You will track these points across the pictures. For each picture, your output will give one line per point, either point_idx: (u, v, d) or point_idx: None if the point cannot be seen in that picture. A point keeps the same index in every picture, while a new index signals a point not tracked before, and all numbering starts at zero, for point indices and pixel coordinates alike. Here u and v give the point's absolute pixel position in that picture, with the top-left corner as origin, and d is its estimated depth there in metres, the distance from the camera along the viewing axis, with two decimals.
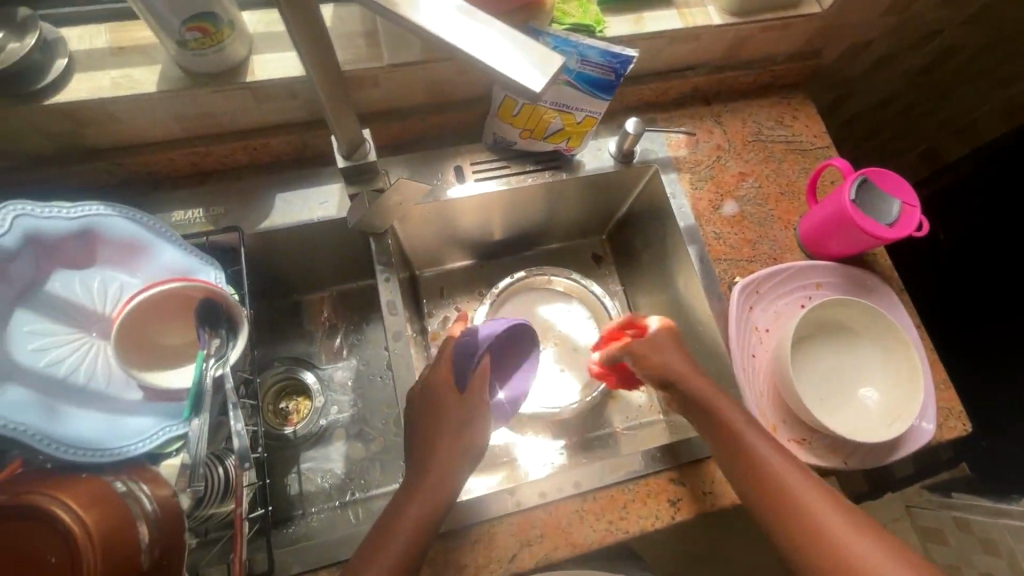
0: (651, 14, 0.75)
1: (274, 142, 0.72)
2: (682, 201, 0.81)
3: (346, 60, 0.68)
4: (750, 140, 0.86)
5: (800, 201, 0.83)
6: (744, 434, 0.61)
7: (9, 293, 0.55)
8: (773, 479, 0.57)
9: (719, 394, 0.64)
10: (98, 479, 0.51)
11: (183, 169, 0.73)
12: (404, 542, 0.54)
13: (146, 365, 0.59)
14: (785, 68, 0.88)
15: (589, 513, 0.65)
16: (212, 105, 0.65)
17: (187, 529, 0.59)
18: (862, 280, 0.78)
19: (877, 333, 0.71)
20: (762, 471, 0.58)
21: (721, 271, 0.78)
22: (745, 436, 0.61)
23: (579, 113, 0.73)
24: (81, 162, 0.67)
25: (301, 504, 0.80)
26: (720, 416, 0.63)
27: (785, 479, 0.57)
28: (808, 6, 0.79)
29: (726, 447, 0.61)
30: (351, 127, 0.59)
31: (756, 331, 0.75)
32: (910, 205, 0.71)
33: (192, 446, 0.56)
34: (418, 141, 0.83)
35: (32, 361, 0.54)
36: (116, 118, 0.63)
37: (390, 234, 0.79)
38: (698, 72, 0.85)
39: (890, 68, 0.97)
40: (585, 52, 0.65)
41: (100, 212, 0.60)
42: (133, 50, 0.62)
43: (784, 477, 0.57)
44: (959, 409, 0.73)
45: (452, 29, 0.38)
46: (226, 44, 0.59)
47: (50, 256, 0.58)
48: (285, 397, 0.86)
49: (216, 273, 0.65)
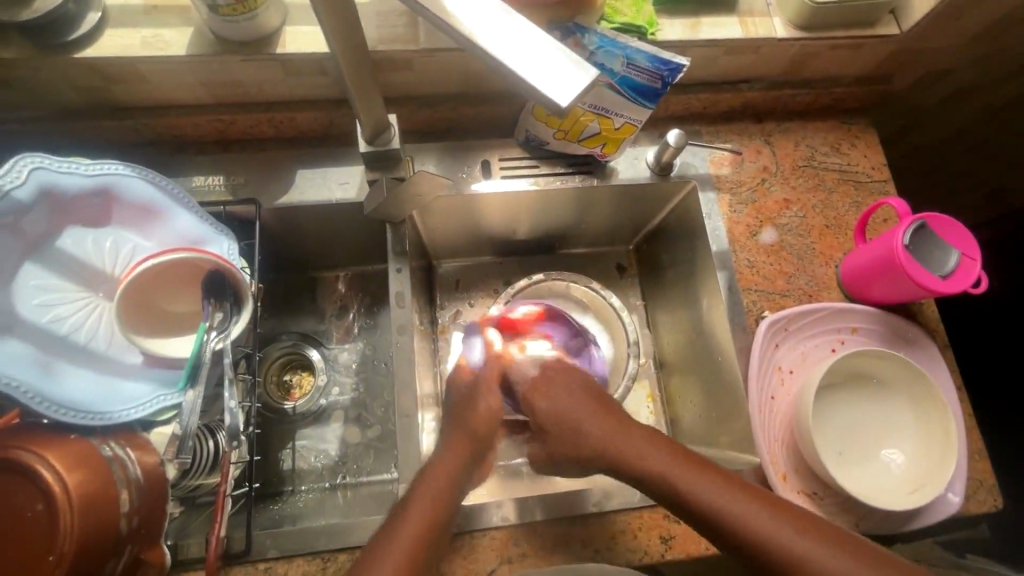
0: (709, 20, 0.70)
1: (300, 118, 0.72)
2: (716, 222, 0.77)
3: (381, 39, 0.65)
4: (800, 165, 0.81)
5: (846, 237, 0.77)
6: (714, 494, 0.52)
7: (20, 246, 0.56)
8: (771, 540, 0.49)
9: (660, 448, 0.56)
10: (85, 442, 0.51)
11: (209, 136, 0.73)
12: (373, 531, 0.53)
13: (149, 333, 0.59)
14: (849, 91, 0.81)
15: (575, 538, 0.63)
16: (240, 72, 0.65)
17: (173, 497, 0.59)
18: (901, 330, 0.73)
19: (912, 389, 0.66)
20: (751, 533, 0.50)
21: (749, 302, 0.74)
22: (718, 493, 0.52)
23: (618, 118, 0.69)
24: (112, 117, 0.68)
25: (292, 481, 0.77)
26: (683, 487, 0.53)
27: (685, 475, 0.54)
28: (886, 26, 0.72)
29: (703, 517, 0.52)
30: (377, 111, 0.57)
31: (778, 372, 0.71)
32: (970, 258, 0.65)
33: (185, 417, 0.56)
34: (449, 130, 0.80)
35: (35, 317, 0.55)
36: (146, 77, 0.64)
37: (409, 223, 0.77)
38: (753, 87, 0.79)
39: (965, 102, 0.89)
40: (632, 55, 0.61)
41: (121, 171, 0.60)
42: (168, 10, 0.62)
43: (780, 534, 0.49)
44: (992, 483, 0.67)
45: (480, 26, 0.34)
46: (259, 12, 0.58)
47: (65, 212, 0.58)
48: (289, 370, 0.84)
49: (228, 244, 0.64)
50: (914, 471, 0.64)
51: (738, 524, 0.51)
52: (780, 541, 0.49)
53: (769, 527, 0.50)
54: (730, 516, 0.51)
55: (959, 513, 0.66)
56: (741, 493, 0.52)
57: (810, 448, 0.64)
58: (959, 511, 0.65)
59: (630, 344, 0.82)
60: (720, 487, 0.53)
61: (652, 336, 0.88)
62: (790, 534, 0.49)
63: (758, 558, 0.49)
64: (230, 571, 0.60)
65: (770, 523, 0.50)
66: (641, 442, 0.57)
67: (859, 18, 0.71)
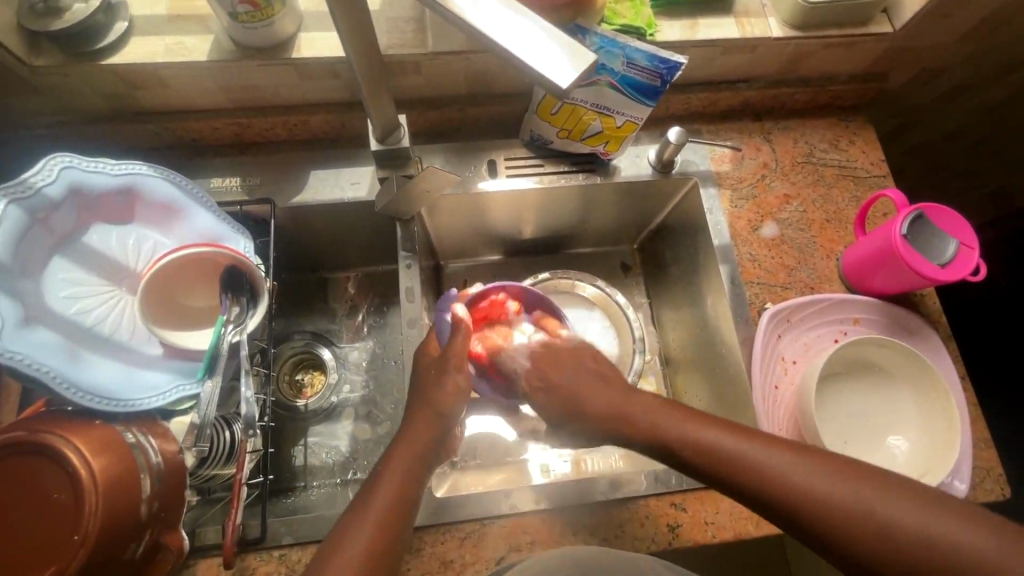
0: (706, 21, 0.72)
1: (312, 120, 0.75)
2: (718, 217, 0.79)
3: (390, 44, 0.68)
4: (800, 161, 0.82)
5: (846, 231, 0.78)
6: (739, 448, 0.52)
7: (49, 240, 0.59)
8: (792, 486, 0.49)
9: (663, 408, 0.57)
10: (110, 427, 0.52)
11: (227, 139, 0.77)
12: (390, 497, 0.53)
13: (172, 326, 0.61)
14: (845, 88, 0.83)
15: (584, 527, 0.64)
16: (256, 77, 0.68)
17: (190, 486, 0.61)
18: (905, 321, 0.74)
19: (918, 379, 0.67)
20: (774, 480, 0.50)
21: (752, 295, 0.75)
22: (747, 449, 0.52)
23: (619, 116, 0.71)
24: (134, 121, 0.72)
25: (304, 476, 0.78)
26: (705, 444, 0.53)
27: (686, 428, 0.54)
28: (879, 24, 0.74)
29: (726, 474, 0.52)
30: (387, 111, 0.59)
31: (782, 362, 0.72)
32: (968, 246, 0.66)
33: (203, 406, 0.57)
34: (455, 131, 0.83)
35: (63, 308, 0.57)
36: (169, 83, 0.67)
37: (417, 221, 0.79)
38: (750, 86, 0.81)
39: (963, 100, 0.91)
40: (631, 55, 0.63)
41: (144, 171, 0.63)
42: (189, 19, 0.66)
43: (804, 478, 0.49)
44: (998, 472, 0.67)
45: (485, 21, 0.36)
46: (276, 19, 0.62)
47: (91, 209, 0.61)
48: (301, 369, 0.86)
49: (244, 242, 0.67)
50: (920, 460, 0.65)
51: (763, 474, 0.50)
52: (805, 490, 0.49)
53: (789, 473, 0.50)
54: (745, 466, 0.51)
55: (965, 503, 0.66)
56: (750, 439, 0.52)
57: (813, 437, 0.64)
58: (965, 499, 0.66)
59: (636, 340, 0.83)
60: (725, 434, 0.53)
61: (657, 333, 0.89)
62: (797, 471, 0.49)
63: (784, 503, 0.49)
64: (246, 557, 0.62)
65: (783, 463, 0.50)
66: (668, 412, 0.56)
67: (852, 17, 0.72)
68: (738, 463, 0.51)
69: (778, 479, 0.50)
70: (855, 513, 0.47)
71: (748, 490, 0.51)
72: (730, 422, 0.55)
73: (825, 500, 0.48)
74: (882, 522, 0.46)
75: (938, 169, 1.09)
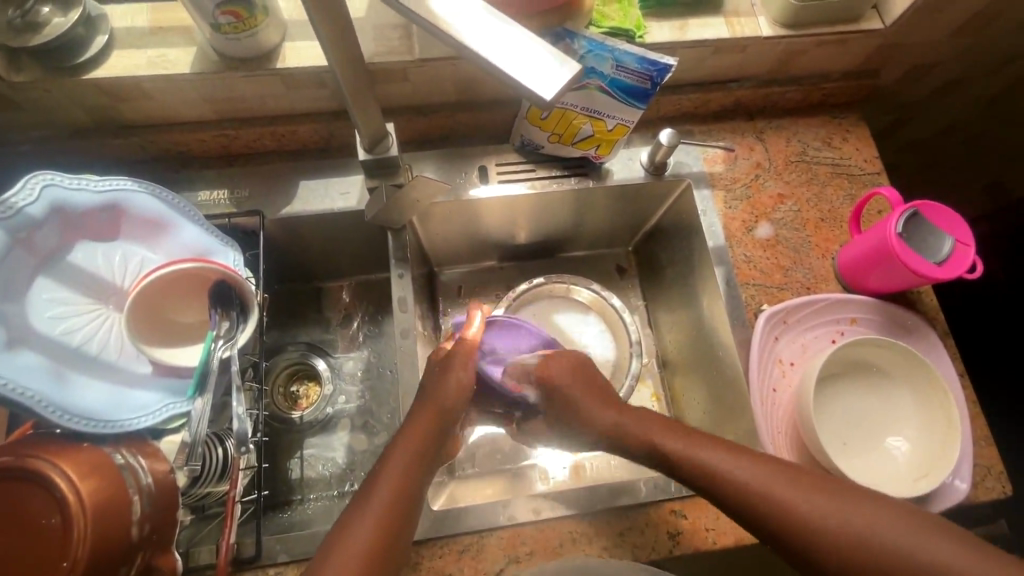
0: (696, 21, 0.72)
1: (300, 130, 0.74)
2: (712, 219, 0.78)
3: (376, 52, 0.67)
4: (793, 160, 0.82)
5: (841, 229, 0.78)
6: (732, 464, 0.53)
7: (32, 260, 0.57)
8: (782, 504, 0.50)
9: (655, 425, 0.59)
10: (99, 449, 0.51)
11: (214, 151, 0.76)
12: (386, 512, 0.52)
13: (162, 343, 0.60)
14: (838, 86, 0.83)
15: (583, 535, 0.63)
16: (241, 88, 0.67)
17: (183, 505, 0.60)
18: (901, 319, 0.73)
19: (915, 378, 0.66)
20: (796, 521, 0.49)
21: (748, 296, 0.74)
22: (739, 467, 0.53)
23: (610, 120, 0.70)
24: (117, 135, 0.71)
25: (301, 490, 0.77)
26: (721, 480, 0.52)
27: (682, 444, 0.56)
28: (869, 20, 0.73)
29: (729, 498, 0.52)
30: (374, 120, 0.59)
31: (779, 364, 0.71)
32: (964, 243, 0.66)
33: (193, 425, 0.56)
34: (446, 138, 0.82)
35: (48, 329, 0.56)
36: (154, 96, 0.66)
37: (409, 229, 0.78)
38: (742, 86, 0.81)
39: (955, 94, 0.90)
40: (621, 58, 0.63)
41: (129, 187, 0.62)
42: (172, 30, 0.65)
43: (792, 498, 0.50)
44: (999, 468, 0.67)
45: (468, 31, 0.36)
46: (259, 29, 0.61)
47: (74, 226, 0.60)
48: (296, 381, 0.85)
49: (234, 256, 0.66)
50: (919, 459, 0.65)
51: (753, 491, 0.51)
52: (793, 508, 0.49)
53: (778, 491, 0.51)
54: (738, 484, 0.52)
55: (967, 501, 0.65)
56: (745, 458, 0.53)
57: (813, 440, 0.63)
58: (966, 498, 0.65)
59: (633, 344, 0.82)
60: (718, 450, 0.54)
61: (653, 335, 0.89)
62: (787, 490, 0.50)
63: (773, 520, 0.50)
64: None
65: (774, 482, 0.51)
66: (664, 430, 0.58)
67: (843, 15, 0.72)
68: (745, 493, 0.51)
69: (769, 497, 0.50)
70: (841, 533, 0.48)
71: (753, 518, 0.51)
72: (724, 439, 0.56)
73: (812, 519, 0.49)
74: (869, 543, 0.47)
75: (932, 164, 1.08)
